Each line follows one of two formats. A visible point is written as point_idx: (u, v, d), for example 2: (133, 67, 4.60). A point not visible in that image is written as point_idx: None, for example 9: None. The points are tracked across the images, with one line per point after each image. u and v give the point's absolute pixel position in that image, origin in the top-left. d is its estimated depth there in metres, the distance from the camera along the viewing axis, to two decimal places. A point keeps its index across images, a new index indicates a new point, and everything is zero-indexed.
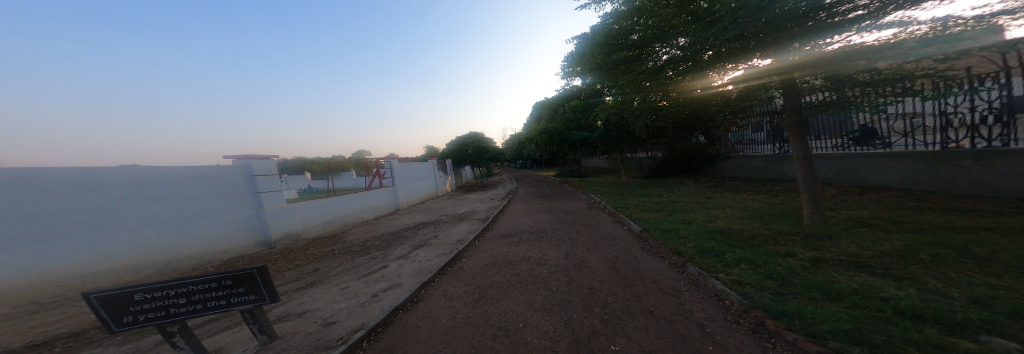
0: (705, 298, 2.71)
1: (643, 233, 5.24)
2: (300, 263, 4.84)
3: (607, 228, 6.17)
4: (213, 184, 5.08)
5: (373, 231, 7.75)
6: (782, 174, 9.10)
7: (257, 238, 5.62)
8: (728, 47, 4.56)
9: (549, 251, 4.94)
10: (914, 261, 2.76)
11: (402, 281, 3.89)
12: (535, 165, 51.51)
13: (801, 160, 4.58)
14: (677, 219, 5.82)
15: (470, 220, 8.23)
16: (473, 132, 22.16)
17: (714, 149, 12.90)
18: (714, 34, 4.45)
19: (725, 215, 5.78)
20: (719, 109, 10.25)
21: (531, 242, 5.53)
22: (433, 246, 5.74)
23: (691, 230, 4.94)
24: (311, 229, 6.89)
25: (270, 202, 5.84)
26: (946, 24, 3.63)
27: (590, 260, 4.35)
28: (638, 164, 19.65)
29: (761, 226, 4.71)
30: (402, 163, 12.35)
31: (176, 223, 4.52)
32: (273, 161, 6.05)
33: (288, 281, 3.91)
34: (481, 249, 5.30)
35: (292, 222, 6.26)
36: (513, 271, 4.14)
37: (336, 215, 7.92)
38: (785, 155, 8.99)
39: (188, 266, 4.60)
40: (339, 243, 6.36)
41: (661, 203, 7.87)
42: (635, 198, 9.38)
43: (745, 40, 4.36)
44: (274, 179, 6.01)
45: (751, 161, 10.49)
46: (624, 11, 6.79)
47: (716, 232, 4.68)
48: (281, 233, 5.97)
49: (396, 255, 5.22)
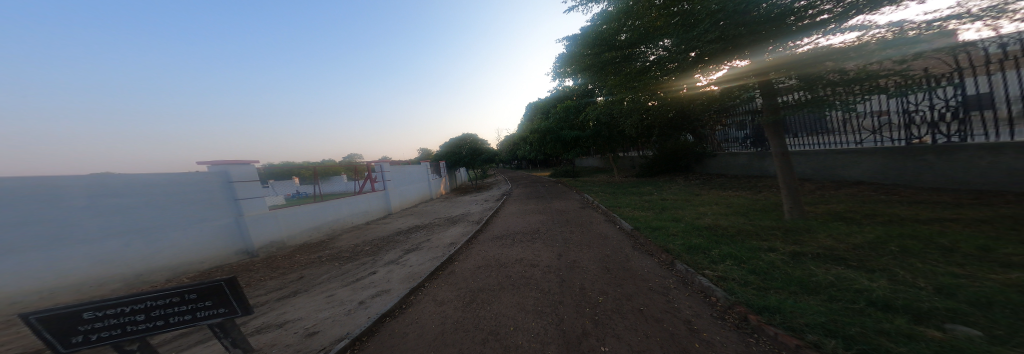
0: (692, 295, 2.77)
1: (634, 231, 5.31)
2: (285, 271, 4.69)
3: (599, 228, 6.23)
4: (187, 192, 4.85)
5: (363, 236, 7.58)
6: (766, 171, 9.41)
7: (239, 247, 5.41)
8: (709, 49, 4.67)
9: (541, 252, 4.94)
10: (886, 253, 2.89)
11: (391, 287, 3.81)
12: (529, 165, 51.64)
13: (781, 157, 4.72)
14: (666, 217, 5.94)
15: (463, 223, 8.16)
16: (467, 134, 22.09)
17: (701, 148, 13.22)
18: (696, 36, 4.56)
19: (713, 212, 5.93)
20: (705, 108, 10.51)
21: (524, 244, 5.52)
22: (424, 250, 5.66)
23: (680, 227, 5.05)
24: (296, 236, 6.67)
25: (251, 209, 5.63)
26: (900, 28, 3.84)
27: (582, 260, 4.38)
28: (630, 163, 19.92)
29: (747, 222, 4.85)
30: (394, 166, 12.16)
31: (148, 233, 4.30)
32: (252, 166, 5.82)
33: (271, 290, 3.78)
34: (474, 252, 5.27)
35: (275, 229, 6.04)
36: (505, 273, 4.13)
37: (324, 220, 7.71)
38: (768, 152, 9.30)
39: (162, 278, 4.37)
40: (326, 249, 6.19)
41: (652, 201, 8.01)
42: (626, 196, 9.51)
43: (723, 42, 4.47)
44: (254, 185, 5.80)
45: (737, 159, 10.79)
46: (612, 12, 6.93)
47: (703, 229, 4.80)
48: (264, 241, 5.77)
49: (386, 260, 5.12)
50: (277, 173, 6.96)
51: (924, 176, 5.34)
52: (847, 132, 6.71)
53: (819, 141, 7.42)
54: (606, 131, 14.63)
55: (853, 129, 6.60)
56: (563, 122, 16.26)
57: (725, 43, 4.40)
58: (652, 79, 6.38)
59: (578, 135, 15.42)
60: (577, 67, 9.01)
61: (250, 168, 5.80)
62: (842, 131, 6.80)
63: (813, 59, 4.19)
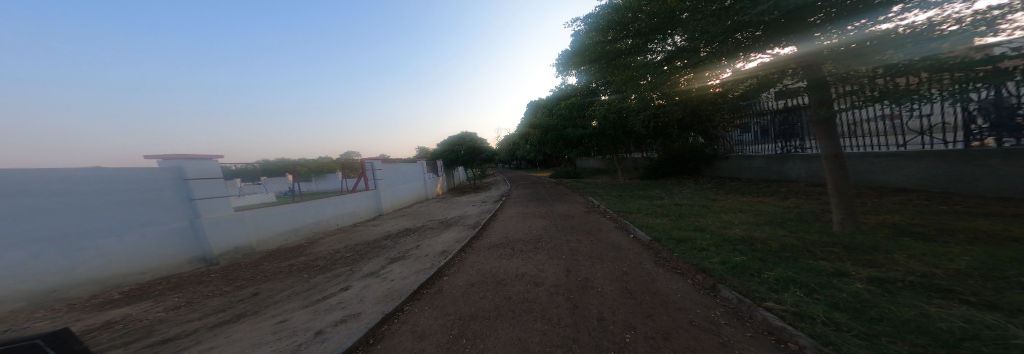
0: (757, 337, 2.05)
1: (653, 243, 4.60)
2: (241, 283, 3.92)
3: (609, 236, 5.52)
4: (132, 191, 4.12)
5: (347, 240, 6.83)
6: (785, 175, 8.68)
7: (194, 254, 4.67)
8: (771, 23, 3.66)
9: (545, 266, 4.22)
10: (1010, 284, 2.18)
11: (363, 310, 3.06)
12: (529, 166, 50.87)
13: (832, 159, 3.96)
14: (687, 226, 5.21)
15: (458, 227, 7.41)
16: (465, 132, 21.25)
17: (711, 149, 12.44)
18: (748, 13, 3.62)
19: (740, 220, 5.19)
20: (719, 107, 9.76)
21: (524, 254, 4.79)
22: (411, 260, 4.92)
23: (707, 239, 4.33)
24: (268, 241, 5.93)
25: (212, 211, 4.92)
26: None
27: (595, 278, 3.66)
28: (634, 165, 19.22)
29: (788, 234, 4.13)
30: (387, 164, 11.44)
31: (73, 240, 3.53)
32: (215, 162, 5.16)
33: (212, 312, 3.00)
34: (468, 264, 4.53)
35: (241, 233, 5.29)
36: (504, 293, 3.40)
37: (303, 223, 6.96)
38: (788, 155, 8.58)
39: (87, 294, 3.57)
40: (301, 256, 5.44)
41: (665, 207, 7.27)
42: (634, 201, 8.77)
43: (787, 16, 3.50)
44: (218, 183, 5.13)
45: (752, 161, 10.06)
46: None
47: (737, 242, 4.09)
48: (227, 247, 5.03)
49: (364, 271, 4.37)
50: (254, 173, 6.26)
51: (987, 183, 4.62)
52: (892, 133, 5.89)
53: (853, 143, 6.76)
54: (612, 130, 13.69)
55: (896, 130, 5.83)
56: (566, 122, 15.50)
57: (792, 17, 3.46)
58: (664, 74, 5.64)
59: (582, 135, 14.64)
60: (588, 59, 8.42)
61: (213, 165, 5.13)
62: (880, 132, 6.04)
63: (875, 46, 3.29)
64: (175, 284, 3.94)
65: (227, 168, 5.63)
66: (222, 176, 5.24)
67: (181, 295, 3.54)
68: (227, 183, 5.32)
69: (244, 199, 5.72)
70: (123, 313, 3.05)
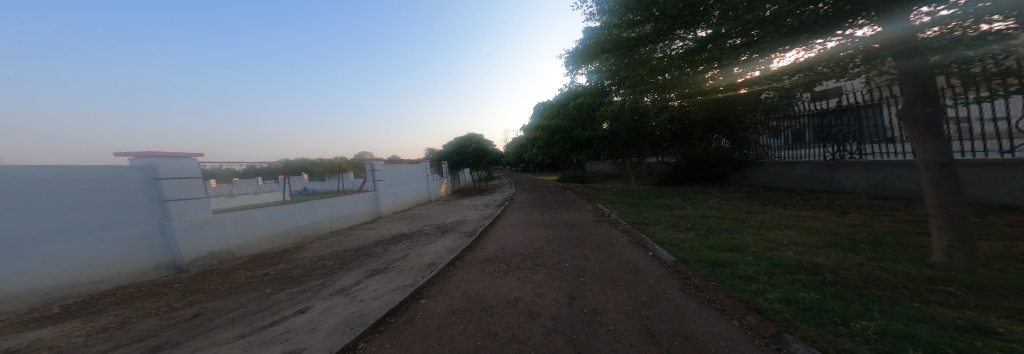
0: None
1: (677, 264, 3.75)
2: (196, 298, 3.44)
3: (622, 252, 4.68)
4: (97, 190, 3.81)
5: (337, 246, 6.39)
6: (836, 184, 7.48)
7: (160, 259, 4.33)
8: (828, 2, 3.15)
9: (545, 289, 3.47)
10: None
11: (308, 345, 2.42)
12: (540, 170, 49.95)
13: (938, 168, 3.07)
14: (720, 244, 4.29)
15: (456, 234, 6.79)
16: (473, 133, 21.03)
17: (740, 154, 11.08)
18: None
19: (789, 240, 4.17)
20: (751, 106, 8.63)
21: (521, 273, 4.06)
22: (392, 273, 4.30)
23: (751, 263, 3.40)
24: (250, 246, 5.55)
25: (184, 213, 4.60)
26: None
27: (605, 310, 2.87)
28: (649, 170, 18.11)
29: (865, 263, 3.13)
30: (389, 165, 11.13)
31: (18, 244, 3.18)
32: (193, 161, 4.88)
33: (128, 342, 2.44)
34: (454, 282, 3.85)
35: (216, 238, 4.95)
36: (488, 328, 2.67)
37: (292, 227, 6.61)
38: (839, 162, 7.40)
39: (25, 306, 3.17)
40: (279, 264, 5.02)
41: (689, 219, 6.28)
42: (651, 210, 7.80)
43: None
44: (195, 183, 4.83)
45: (793, 169, 8.74)
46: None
47: (792, 269, 3.17)
48: (200, 252, 4.70)
49: (335, 287, 3.79)
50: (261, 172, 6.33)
51: None
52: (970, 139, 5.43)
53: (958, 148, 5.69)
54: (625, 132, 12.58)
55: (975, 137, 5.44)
56: (574, 122, 14.50)
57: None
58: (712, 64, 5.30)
59: (591, 136, 13.59)
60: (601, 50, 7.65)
61: (191, 164, 4.84)
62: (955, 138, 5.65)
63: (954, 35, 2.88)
64: (125, 297, 3.51)
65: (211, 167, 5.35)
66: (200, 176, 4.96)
67: (122, 312, 3.07)
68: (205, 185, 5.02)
69: (226, 201, 5.43)
70: (36, 336, 2.56)
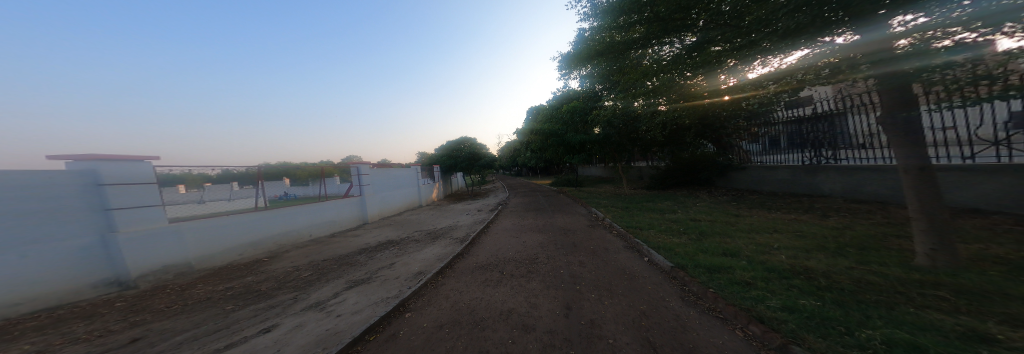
0: None
1: (674, 270, 3.69)
2: (139, 319, 3.02)
3: (618, 258, 4.59)
4: (31, 194, 3.34)
5: (316, 254, 5.96)
6: (815, 189, 7.76)
7: (103, 275, 3.83)
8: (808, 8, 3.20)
9: (540, 299, 3.29)
10: None
11: None
12: (531, 173, 50.09)
13: (918, 173, 3.09)
14: (715, 249, 4.28)
15: (445, 240, 6.52)
16: (462, 137, 20.54)
17: (725, 158, 11.47)
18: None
19: (779, 244, 4.22)
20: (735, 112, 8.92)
21: (515, 281, 3.86)
22: (375, 284, 4.00)
23: (746, 268, 3.37)
24: (214, 258, 5.09)
25: (135, 223, 4.15)
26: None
27: (604, 321, 2.73)
28: (639, 174, 18.41)
29: (855, 267, 3.15)
30: (378, 168, 10.72)
31: None
32: (148, 165, 4.45)
33: None
34: (443, 292, 3.61)
35: (171, 249, 4.49)
36: (480, 344, 2.46)
37: (266, 235, 6.14)
38: (817, 167, 7.71)
39: None
40: (248, 276, 4.69)
41: (680, 223, 6.31)
42: (643, 213, 7.85)
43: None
44: (149, 190, 4.39)
45: (775, 173, 9.05)
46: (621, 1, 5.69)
47: (787, 274, 3.15)
48: (151, 265, 4.26)
49: (310, 301, 3.47)
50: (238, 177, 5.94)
51: None
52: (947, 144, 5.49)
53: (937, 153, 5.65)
54: (617, 136, 12.70)
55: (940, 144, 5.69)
56: (567, 126, 14.49)
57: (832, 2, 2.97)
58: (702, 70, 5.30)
59: (584, 140, 13.69)
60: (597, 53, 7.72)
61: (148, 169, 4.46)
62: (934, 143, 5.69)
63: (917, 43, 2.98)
64: (50, 321, 3.02)
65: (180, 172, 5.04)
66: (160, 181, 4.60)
67: (41, 339, 2.62)
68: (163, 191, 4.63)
69: (194, 208, 5.06)
70: None
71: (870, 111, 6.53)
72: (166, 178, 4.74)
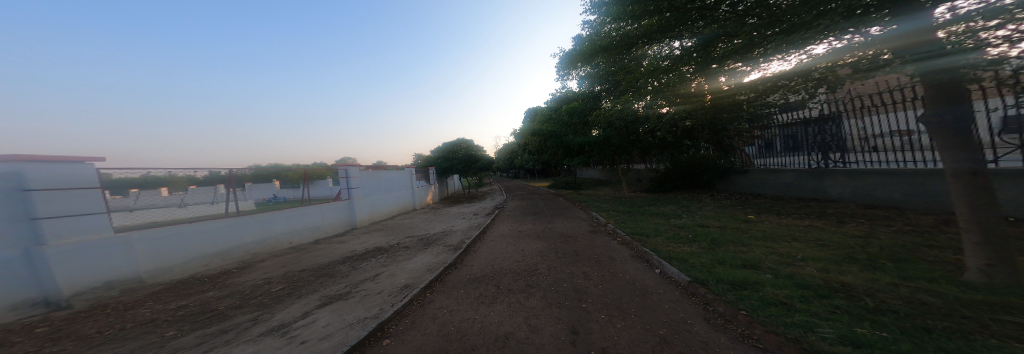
0: None
1: (694, 286, 3.28)
2: None
3: (626, 270, 4.17)
4: None
5: (292, 264, 5.41)
6: (822, 193, 7.50)
7: (25, 295, 3.28)
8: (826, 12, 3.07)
9: (539, 320, 2.83)
10: None
11: None
12: (527, 175, 49.66)
13: (970, 178, 2.75)
14: (734, 260, 3.89)
15: (438, 247, 6.04)
16: (461, 138, 20.19)
17: (726, 161, 11.14)
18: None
19: (803, 254, 3.84)
20: (739, 114, 8.65)
21: (512, 298, 3.39)
22: (352, 300, 3.50)
23: (776, 284, 2.98)
24: (161, 273, 4.58)
25: (64, 235, 3.63)
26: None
27: (617, 350, 2.27)
28: (638, 176, 18.14)
29: (899, 283, 2.77)
30: (369, 171, 10.21)
31: None
32: (90, 167, 3.97)
33: None
34: (429, 311, 3.11)
35: (109, 264, 3.99)
36: None
37: (230, 245, 5.62)
38: (824, 170, 7.46)
39: None
40: (209, 292, 4.20)
41: (688, 229, 5.93)
42: (647, 219, 7.47)
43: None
44: (89, 195, 3.89)
45: (779, 176, 8.77)
46: None
47: (825, 291, 2.75)
48: (88, 281, 3.75)
49: (271, 325, 2.95)
50: (201, 182, 5.43)
51: None
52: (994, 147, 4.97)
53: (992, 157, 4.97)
54: (617, 138, 12.36)
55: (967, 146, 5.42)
56: (565, 128, 14.21)
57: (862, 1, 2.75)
58: (703, 68, 5.25)
59: (584, 142, 13.30)
60: (615, 48, 7.31)
61: (123, 172, 4.48)
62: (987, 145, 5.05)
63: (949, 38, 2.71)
64: None
65: (164, 176, 5.00)
66: (135, 185, 4.61)
67: None
68: (136, 195, 4.60)
69: (170, 213, 4.93)
70: None
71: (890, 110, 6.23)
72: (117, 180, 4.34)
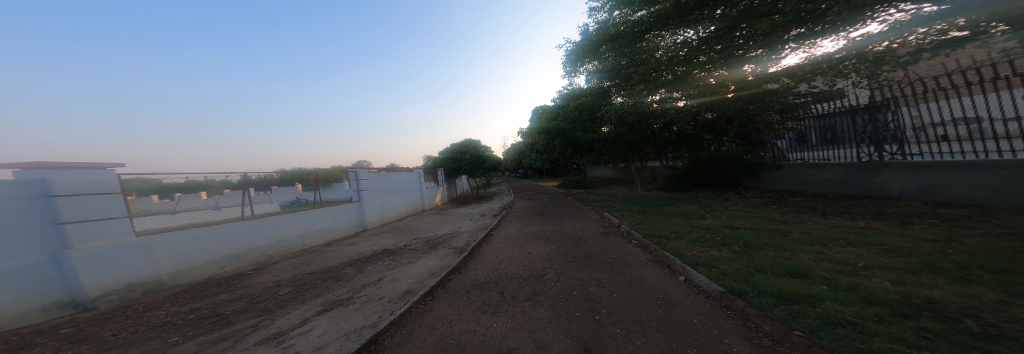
0: None
1: (729, 297, 2.82)
2: None
3: (645, 276, 3.75)
4: None
5: (303, 266, 5.42)
6: (875, 190, 6.60)
7: (54, 297, 3.39)
8: None
9: (548, 335, 2.49)
10: None
11: None
12: (538, 175, 49.16)
13: None
14: (776, 268, 3.35)
15: (444, 250, 5.84)
16: (467, 139, 20.08)
17: (755, 156, 10.15)
18: None
19: (865, 262, 3.25)
20: (769, 103, 7.83)
21: (518, 307, 3.08)
22: (352, 307, 3.32)
23: (837, 299, 2.46)
24: (180, 274, 4.68)
25: (88, 238, 3.74)
26: None
27: None
28: (653, 174, 17.31)
29: (1009, 301, 2.19)
30: (378, 174, 10.28)
31: None
32: (111, 173, 4.09)
33: None
34: (428, 322, 2.86)
35: (132, 266, 4.09)
36: None
37: (245, 246, 5.71)
38: (875, 164, 6.55)
39: None
40: (222, 294, 4.20)
41: (715, 231, 5.36)
42: (665, 219, 6.89)
43: None
44: (112, 200, 4.02)
45: (819, 171, 7.87)
46: None
47: (907, 310, 2.22)
48: (111, 283, 3.85)
49: (268, 333, 2.80)
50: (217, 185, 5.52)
51: None
52: None
53: None
54: (630, 135, 11.69)
55: None
56: (575, 125, 13.66)
57: None
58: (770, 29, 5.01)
59: (594, 139, 12.84)
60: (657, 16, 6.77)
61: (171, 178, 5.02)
62: None
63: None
64: None
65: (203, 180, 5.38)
66: (180, 189, 5.02)
67: None
68: (180, 198, 4.96)
69: (208, 214, 5.28)
70: None
71: (965, 93, 5.35)
72: (140, 185, 4.54)
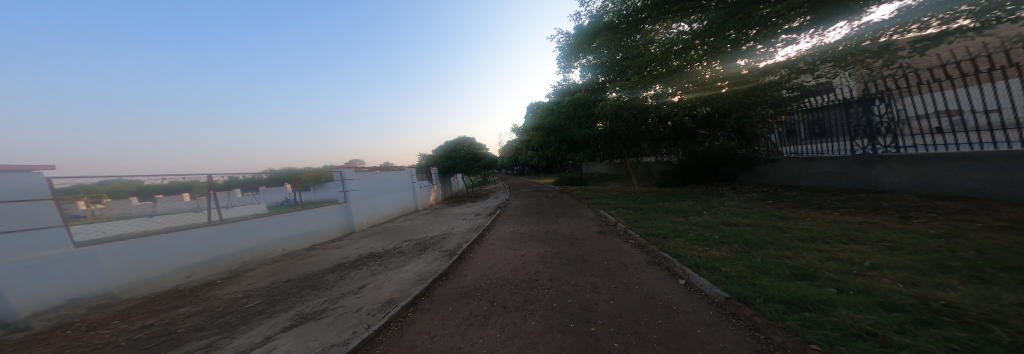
0: None
1: (733, 303, 2.61)
2: None
3: (643, 280, 3.54)
4: None
5: (280, 273, 5.06)
6: (871, 183, 6.53)
7: None
8: None
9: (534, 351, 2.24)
10: None
11: None
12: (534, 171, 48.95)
13: None
14: (781, 269, 3.17)
15: (434, 252, 5.56)
16: (461, 137, 19.65)
17: (749, 150, 10.05)
18: None
19: (872, 261, 3.09)
20: (763, 97, 7.72)
21: (505, 318, 2.83)
22: (325, 321, 3.03)
23: (848, 304, 2.28)
24: (136, 286, 4.29)
25: (20, 251, 3.34)
26: None
27: None
28: (649, 170, 17.19)
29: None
30: (367, 173, 9.92)
31: None
32: (43, 177, 3.63)
33: None
34: (405, 338, 2.59)
35: (77, 279, 3.71)
36: None
37: (216, 253, 5.32)
38: (870, 157, 6.47)
39: None
40: (182, 308, 3.83)
41: (713, 228, 5.21)
42: (662, 217, 6.72)
43: None
44: (45, 207, 3.59)
45: (814, 165, 7.81)
46: None
47: (923, 316, 2.04)
48: (51, 300, 3.46)
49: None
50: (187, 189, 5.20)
51: None
52: None
53: None
54: (624, 130, 11.53)
55: None
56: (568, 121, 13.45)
57: None
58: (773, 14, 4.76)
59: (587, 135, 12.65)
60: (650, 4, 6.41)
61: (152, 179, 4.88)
62: None
63: None
64: None
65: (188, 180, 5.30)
66: (162, 190, 4.91)
67: None
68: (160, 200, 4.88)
69: (188, 217, 5.11)
70: None
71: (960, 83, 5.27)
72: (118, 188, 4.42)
